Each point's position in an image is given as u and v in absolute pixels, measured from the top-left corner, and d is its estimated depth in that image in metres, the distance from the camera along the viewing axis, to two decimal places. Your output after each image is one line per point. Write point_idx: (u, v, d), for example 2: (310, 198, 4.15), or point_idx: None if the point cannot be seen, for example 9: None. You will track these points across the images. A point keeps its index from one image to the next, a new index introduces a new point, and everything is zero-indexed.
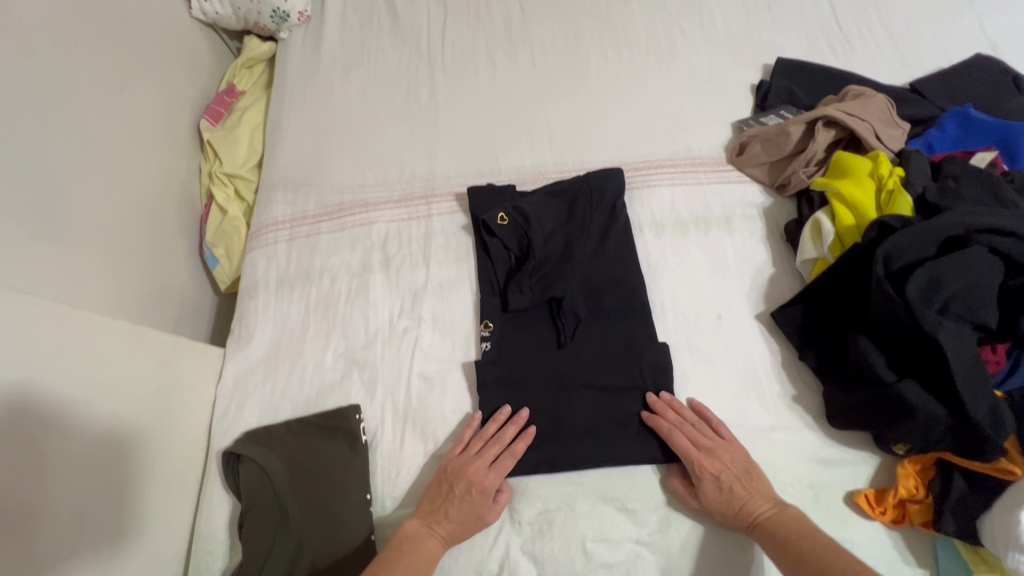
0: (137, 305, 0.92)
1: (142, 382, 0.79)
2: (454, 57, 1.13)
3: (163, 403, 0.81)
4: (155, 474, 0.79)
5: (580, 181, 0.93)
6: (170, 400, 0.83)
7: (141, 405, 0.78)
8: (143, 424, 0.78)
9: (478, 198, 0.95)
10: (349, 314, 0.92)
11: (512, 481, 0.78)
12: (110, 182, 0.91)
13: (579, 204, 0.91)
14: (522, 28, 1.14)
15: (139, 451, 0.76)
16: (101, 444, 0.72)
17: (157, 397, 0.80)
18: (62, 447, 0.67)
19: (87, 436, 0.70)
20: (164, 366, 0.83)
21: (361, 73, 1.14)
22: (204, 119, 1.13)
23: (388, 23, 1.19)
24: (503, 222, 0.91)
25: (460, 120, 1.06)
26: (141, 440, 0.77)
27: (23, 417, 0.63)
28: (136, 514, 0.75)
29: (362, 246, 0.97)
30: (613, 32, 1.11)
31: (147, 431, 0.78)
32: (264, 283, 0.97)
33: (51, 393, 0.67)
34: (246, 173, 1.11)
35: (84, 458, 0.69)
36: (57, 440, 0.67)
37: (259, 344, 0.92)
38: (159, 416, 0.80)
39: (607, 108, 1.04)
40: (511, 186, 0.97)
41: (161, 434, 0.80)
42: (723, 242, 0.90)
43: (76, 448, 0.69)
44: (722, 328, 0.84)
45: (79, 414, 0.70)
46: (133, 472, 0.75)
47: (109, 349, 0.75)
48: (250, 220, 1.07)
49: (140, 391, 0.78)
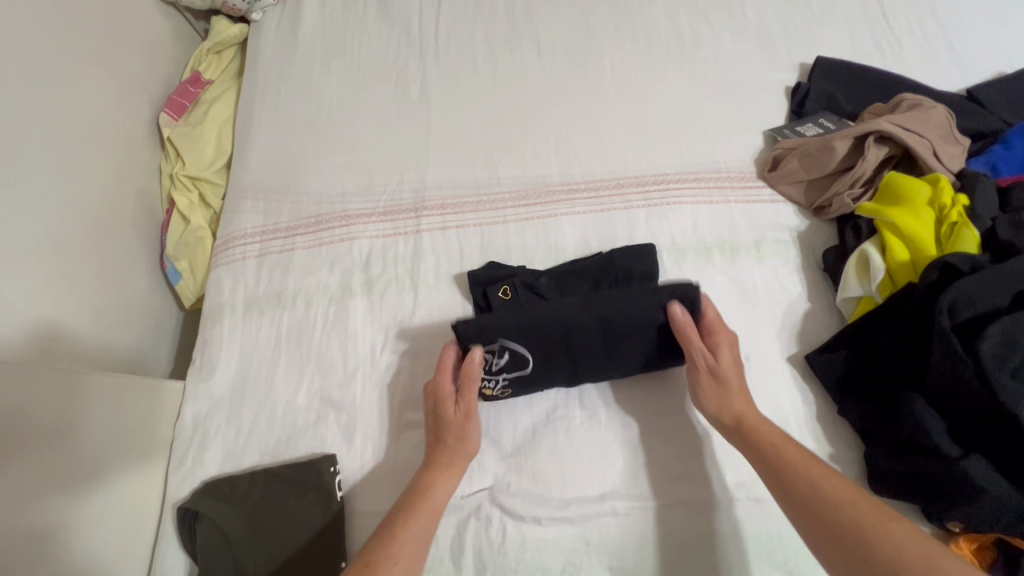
0: (85, 329, 0.81)
1: (80, 435, 0.67)
2: (449, 47, 1.00)
3: (107, 452, 0.71)
4: (102, 537, 0.69)
5: (603, 260, 0.78)
6: (116, 447, 0.72)
7: (81, 460, 0.67)
8: (82, 482, 0.67)
9: (478, 276, 0.80)
10: (326, 345, 0.81)
11: (507, 548, 0.68)
12: (52, 189, 0.80)
13: (605, 286, 0.77)
14: (527, 15, 1.01)
15: (81, 516, 0.66)
16: (42, 505, 0.62)
17: (102, 450, 0.70)
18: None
19: (12, 510, 0.59)
20: (111, 407, 0.72)
21: (344, 61, 1.00)
22: (165, 112, 0.99)
23: (376, 6, 1.05)
24: (505, 297, 0.77)
25: (455, 120, 0.94)
26: (81, 500, 0.66)
27: None
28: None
29: (342, 266, 0.86)
30: (629, 22, 0.98)
31: (91, 488, 0.68)
32: (230, 306, 0.85)
33: None
34: (211, 176, 0.98)
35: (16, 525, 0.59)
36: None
37: (223, 377, 0.81)
38: (103, 469, 0.70)
39: (622, 111, 0.92)
40: (523, 268, 0.80)
41: (107, 488, 0.70)
42: (751, 270, 0.80)
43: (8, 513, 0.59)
44: (751, 373, 0.74)
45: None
46: (73, 542, 0.65)
47: (34, 400, 0.64)
48: (216, 230, 0.95)
49: (77, 445, 0.67)
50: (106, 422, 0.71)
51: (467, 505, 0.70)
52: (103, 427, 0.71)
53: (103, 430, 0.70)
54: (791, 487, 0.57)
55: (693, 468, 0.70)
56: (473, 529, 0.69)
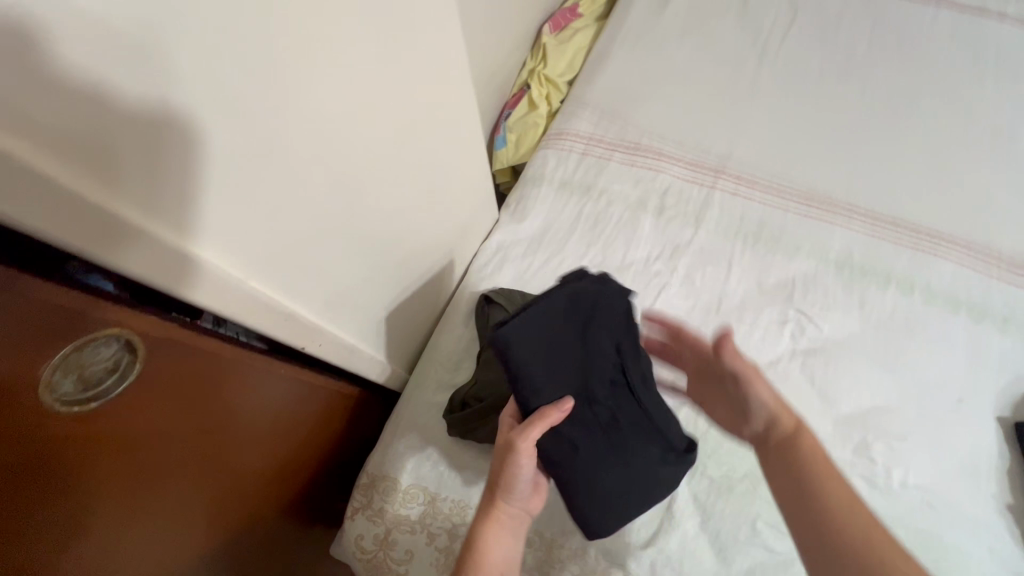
0: (135, 50, 0.34)
1: (388, 179, 0.67)
2: (787, 62, 1.18)
3: (195, 203, 0.43)
4: (243, 292, 0.50)
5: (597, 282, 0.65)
6: (153, 201, 0.40)
7: (174, 199, 0.41)
8: (397, 242, 0.75)
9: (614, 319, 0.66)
10: (615, 236, 1.02)
11: (708, 438, 0.86)
12: (486, 47, 1.05)
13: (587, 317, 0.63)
14: (863, 62, 1.16)
15: (383, 255, 0.73)
16: (432, 245, 0.86)
17: (331, 151, 0.55)
18: (421, 227, 0.80)
19: (425, 236, 0.82)
20: (161, 157, 0.39)
21: (698, 39, 1.21)
22: (547, 25, 1.25)
23: (736, 7, 1.25)
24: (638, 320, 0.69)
25: (773, 118, 1.11)
26: (130, 266, 0.40)
27: (423, 198, 0.77)
28: (294, 312, 0.58)
29: (644, 187, 1.06)
30: (953, 102, 1.11)
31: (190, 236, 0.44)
32: (549, 179, 1.09)
33: (439, 186, 0.81)
34: (559, 83, 1.22)
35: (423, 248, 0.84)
36: (427, 218, 0.81)
37: (528, 226, 1.04)
38: (144, 239, 0.40)
39: (919, 168, 1.05)
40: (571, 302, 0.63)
41: (176, 260, 0.43)
42: (991, 338, 0.90)
43: (426, 236, 0.83)
44: (959, 413, 0.86)
45: (428, 223, 0.82)
46: (211, 308, 0.48)
47: (29, 98, 0.31)
48: (548, 123, 1.20)
49: (157, 167, 0.39)
50: (228, 162, 0.44)
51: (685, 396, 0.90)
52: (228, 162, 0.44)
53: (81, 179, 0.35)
54: (823, 510, 0.59)
55: (880, 456, 0.83)
56: (686, 414, 0.88)
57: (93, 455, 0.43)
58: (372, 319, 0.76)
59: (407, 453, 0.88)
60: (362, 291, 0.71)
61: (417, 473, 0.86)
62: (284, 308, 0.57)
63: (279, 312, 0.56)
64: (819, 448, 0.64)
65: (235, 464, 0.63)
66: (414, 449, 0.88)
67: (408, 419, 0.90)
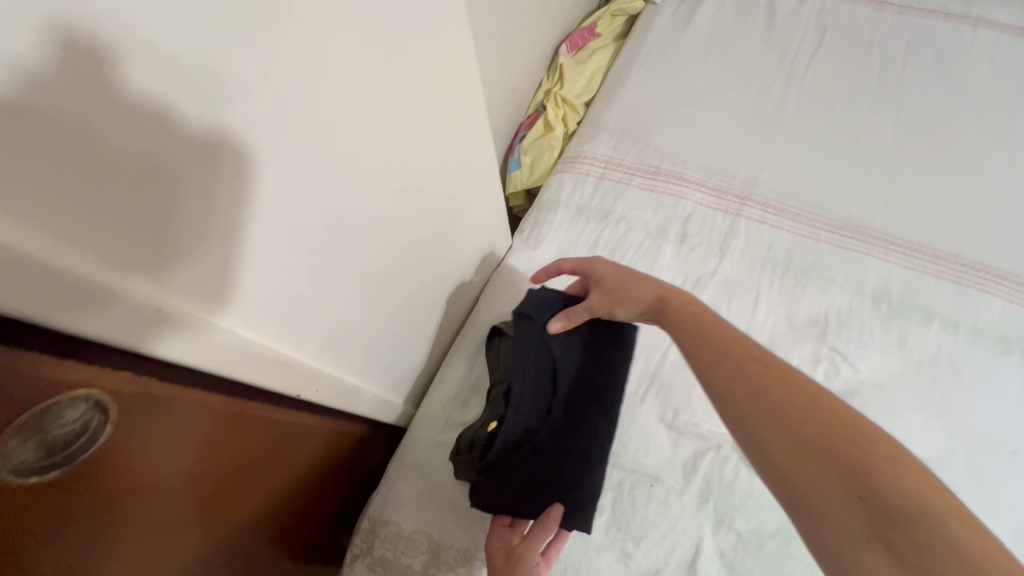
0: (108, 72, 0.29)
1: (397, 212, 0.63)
2: (816, 83, 1.12)
3: (163, 244, 0.36)
4: (223, 337, 0.43)
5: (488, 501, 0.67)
6: (111, 248, 0.33)
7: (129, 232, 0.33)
8: (406, 274, 0.71)
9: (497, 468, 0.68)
10: (633, 265, 0.97)
11: (735, 487, 0.79)
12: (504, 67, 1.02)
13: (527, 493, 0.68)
14: (897, 83, 1.11)
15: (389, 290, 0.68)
16: (442, 274, 0.82)
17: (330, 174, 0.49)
18: (431, 259, 0.76)
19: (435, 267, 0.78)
20: (106, 197, 0.31)
21: (721, 59, 1.17)
22: (565, 45, 1.21)
23: (761, 27, 1.21)
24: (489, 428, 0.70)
25: (802, 142, 1.06)
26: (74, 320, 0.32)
27: (434, 230, 0.73)
28: (288, 357, 0.53)
29: (665, 213, 1.01)
30: (996, 125, 1.05)
31: (163, 282, 0.37)
32: (565, 204, 1.04)
33: (453, 214, 0.77)
34: (576, 105, 1.19)
35: (433, 279, 0.79)
36: (439, 249, 0.77)
37: (543, 252, 1.00)
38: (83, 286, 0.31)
39: (960, 196, 0.98)
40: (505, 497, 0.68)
41: (144, 314, 0.36)
42: None
43: (434, 266, 0.79)
44: (1014, 469, 0.78)
45: (439, 254, 0.78)
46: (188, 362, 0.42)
47: None
48: (565, 146, 1.15)
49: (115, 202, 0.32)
50: (196, 192, 0.37)
51: (709, 439, 0.83)
52: (203, 196, 0.37)
53: (17, 239, 0.28)
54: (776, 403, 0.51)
55: None
56: (711, 460, 0.81)
57: (49, 529, 0.38)
58: (376, 355, 0.72)
59: (413, 497, 0.82)
60: (365, 328, 0.66)
61: (422, 519, 0.81)
62: (275, 354, 0.51)
63: (266, 354, 0.50)
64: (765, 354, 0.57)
65: (218, 510, 0.57)
66: (419, 492, 0.82)
67: (412, 458, 0.85)
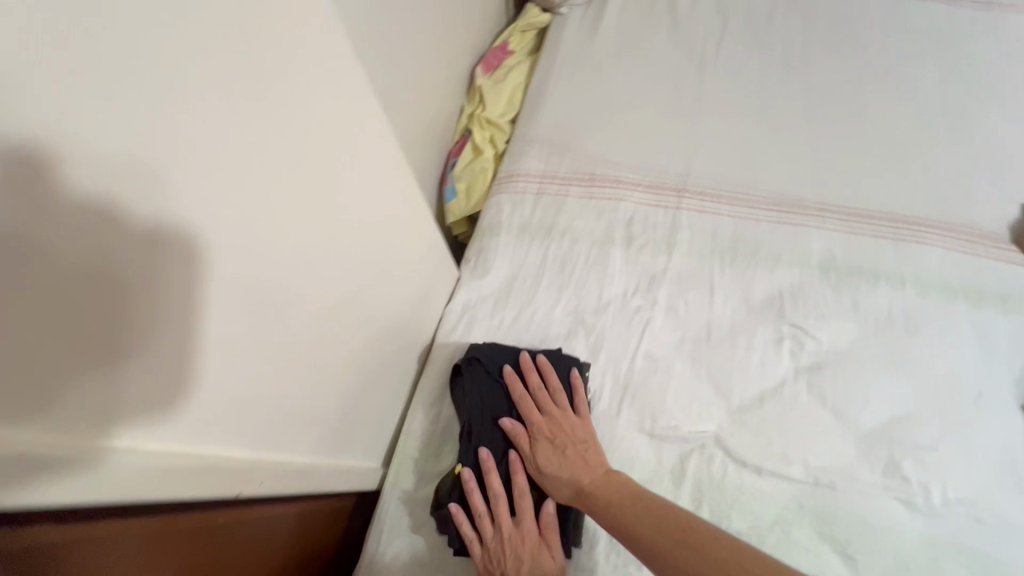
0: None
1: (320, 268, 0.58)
2: (727, 68, 1.15)
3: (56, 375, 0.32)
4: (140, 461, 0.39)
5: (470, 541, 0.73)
6: None
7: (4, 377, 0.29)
8: (347, 332, 0.66)
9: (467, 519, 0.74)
10: (585, 277, 0.95)
11: (726, 485, 0.77)
12: (419, 99, 0.99)
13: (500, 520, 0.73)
14: (802, 58, 1.15)
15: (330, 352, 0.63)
16: (388, 322, 0.77)
17: (223, 252, 0.44)
18: (371, 310, 0.71)
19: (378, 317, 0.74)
20: None
21: (634, 58, 1.18)
22: (479, 67, 1.20)
23: (666, 22, 1.23)
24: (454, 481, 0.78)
25: (725, 127, 1.08)
26: None
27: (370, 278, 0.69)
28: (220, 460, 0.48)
29: (607, 218, 1.00)
30: (898, 83, 1.09)
31: (53, 422, 0.32)
32: (507, 226, 1.01)
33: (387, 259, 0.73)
34: (501, 123, 1.17)
35: (378, 329, 0.75)
36: (378, 298, 0.73)
37: (494, 278, 0.96)
38: None
39: (880, 155, 1.02)
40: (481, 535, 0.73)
41: (32, 463, 0.31)
42: (994, 321, 0.85)
43: (376, 315, 0.74)
44: (983, 410, 0.79)
45: (380, 302, 0.74)
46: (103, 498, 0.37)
47: None
48: (497, 166, 1.14)
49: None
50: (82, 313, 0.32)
51: (691, 441, 0.80)
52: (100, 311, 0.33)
53: None
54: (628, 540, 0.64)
55: (914, 473, 0.75)
56: (697, 462, 0.79)
57: None
58: (326, 424, 0.66)
59: (399, 565, 0.76)
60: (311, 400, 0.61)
61: None
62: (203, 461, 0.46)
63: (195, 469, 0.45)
64: (619, 504, 0.67)
65: None
66: (405, 557, 0.77)
67: (392, 522, 0.79)
